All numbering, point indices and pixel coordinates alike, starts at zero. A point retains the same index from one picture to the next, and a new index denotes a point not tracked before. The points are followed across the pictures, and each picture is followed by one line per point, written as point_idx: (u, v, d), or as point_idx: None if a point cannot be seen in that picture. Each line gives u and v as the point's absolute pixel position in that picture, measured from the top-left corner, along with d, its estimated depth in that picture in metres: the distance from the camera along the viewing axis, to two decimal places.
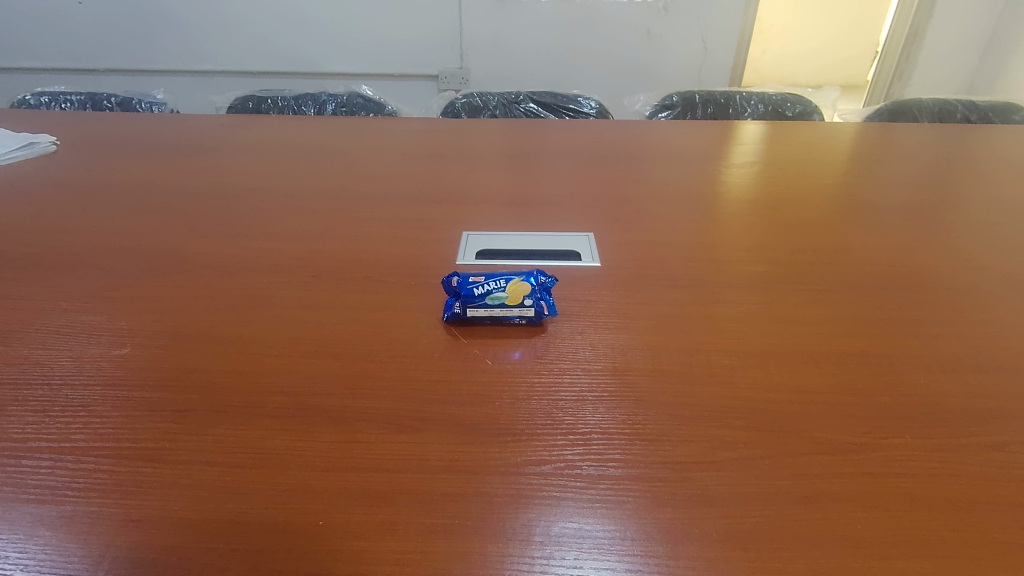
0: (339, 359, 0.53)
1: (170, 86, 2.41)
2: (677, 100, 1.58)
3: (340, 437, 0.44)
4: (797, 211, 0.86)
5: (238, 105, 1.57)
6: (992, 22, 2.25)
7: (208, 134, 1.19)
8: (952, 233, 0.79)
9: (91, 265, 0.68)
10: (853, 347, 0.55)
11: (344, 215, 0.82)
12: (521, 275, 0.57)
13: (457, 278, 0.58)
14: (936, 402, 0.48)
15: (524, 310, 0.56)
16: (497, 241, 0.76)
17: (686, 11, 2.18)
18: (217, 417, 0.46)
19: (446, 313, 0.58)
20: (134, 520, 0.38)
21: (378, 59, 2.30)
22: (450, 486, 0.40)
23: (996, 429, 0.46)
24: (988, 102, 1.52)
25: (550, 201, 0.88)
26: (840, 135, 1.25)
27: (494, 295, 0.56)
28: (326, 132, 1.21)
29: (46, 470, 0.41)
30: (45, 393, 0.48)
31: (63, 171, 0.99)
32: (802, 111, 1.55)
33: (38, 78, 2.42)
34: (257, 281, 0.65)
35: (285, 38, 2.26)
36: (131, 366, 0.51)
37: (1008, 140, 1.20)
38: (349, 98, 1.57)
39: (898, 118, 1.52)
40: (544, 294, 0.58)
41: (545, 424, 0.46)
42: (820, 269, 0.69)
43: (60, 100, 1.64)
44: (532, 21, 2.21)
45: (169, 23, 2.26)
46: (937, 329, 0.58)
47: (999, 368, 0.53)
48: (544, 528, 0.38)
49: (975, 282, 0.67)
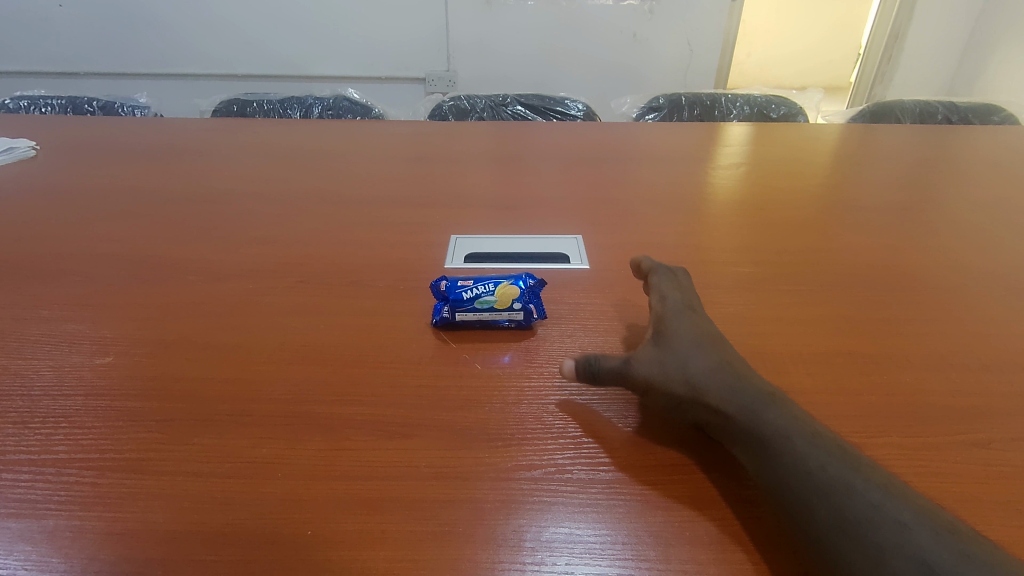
0: (327, 365, 0.52)
1: (153, 89, 2.38)
2: (663, 102, 1.59)
3: (328, 445, 0.44)
4: (783, 212, 0.86)
5: (223, 109, 1.55)
6: (971, 25, 2.29)
7: (192, 138, 1.18)
8: (935, 233, 0.80)
9: (73, 273, 0.67)
10: (841, 348, 0.56)
11: (332, 219, 0.81)
12: (511, 279, 0.57)
13: (445, 282, 0.57)
14: (920, 400, 0.49)
15: (513, 314, 0.56)
16: (485, 245, 0.76)
17: (670, 13, 2.19)
18: (202, 426, 0.45)
19: (435, 318, 0.57)
20: (118, 533, 0.37)
21: (364, 62, 2.29)
22: (440, 492, 0.40)
23: (981, 427, 0.46)
24: (968, 104, 1.55)
25: (539, 204, 0.88)
26: (825, 136, 1.27)
27: (483, 299, 0.56)
28: (313, 136, 1.21)
29: (26, 483, 0.40)
30: (25, 404, 0.47)
31: (44, 176, 0.97)
32: (786, 113, 1.56)
33: (19, 82, 2.39)
34: (243, 287, 0.64)
35: (270, 41, 2.24)
36: (114, 376, 0.51)
37: (989, 141, 1.22)
38: (336, 102, 1.56)
39: (881, 120, 1.54)
40: (534, 298, 0.57)
41: (535, 429, 0.46)
42: (806, 270, 0.70)
43: (39, 104, 1.61)
44: (519, 23, 2.21)
45: (151, 25, 2.23)
46: (922, 328, 0.59)
47: (984, 366, 0.53)
48: (535, 534, 0.37)
49: (957, 280, 0.68)
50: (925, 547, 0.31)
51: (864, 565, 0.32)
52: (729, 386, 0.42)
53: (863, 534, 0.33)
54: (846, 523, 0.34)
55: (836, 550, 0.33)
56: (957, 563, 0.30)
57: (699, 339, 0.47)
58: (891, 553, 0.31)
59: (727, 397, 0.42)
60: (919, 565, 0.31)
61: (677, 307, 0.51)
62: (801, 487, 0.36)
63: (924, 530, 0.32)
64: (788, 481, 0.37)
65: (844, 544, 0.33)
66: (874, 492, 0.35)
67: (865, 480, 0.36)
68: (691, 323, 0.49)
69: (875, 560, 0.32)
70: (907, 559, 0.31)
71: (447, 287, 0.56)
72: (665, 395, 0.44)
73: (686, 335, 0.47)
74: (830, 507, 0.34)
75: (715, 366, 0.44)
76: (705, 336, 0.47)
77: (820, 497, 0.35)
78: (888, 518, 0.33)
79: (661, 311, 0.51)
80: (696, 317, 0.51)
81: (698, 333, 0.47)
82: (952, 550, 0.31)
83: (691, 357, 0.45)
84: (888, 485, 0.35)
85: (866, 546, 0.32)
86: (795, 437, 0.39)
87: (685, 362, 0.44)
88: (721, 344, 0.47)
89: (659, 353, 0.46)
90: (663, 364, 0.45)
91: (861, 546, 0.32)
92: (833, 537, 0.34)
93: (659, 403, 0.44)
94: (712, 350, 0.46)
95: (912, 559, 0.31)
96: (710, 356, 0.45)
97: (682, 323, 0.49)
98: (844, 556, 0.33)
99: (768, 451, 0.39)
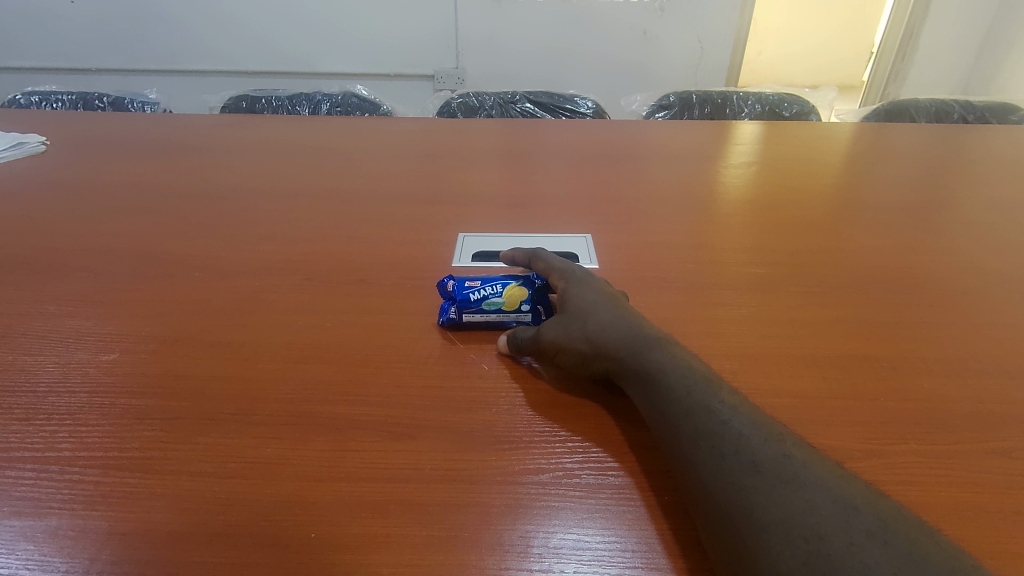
0: (332, 365, 0.52)
1: (164, 86, 2.39)
2: (674, 100, 1.57)
3: (333, 446, 0.43)
4: (794, 211, 0.85)
5: (231, 105, 1.55)
6: (987, 23, 2.26)
7: (201, 134, 1.18)
8: (951, 234, 0.78)
9: (81, 268, 0.67)
10: (855, 352, 0.54)
11: (339, 216, 0.81)
12: (518, 280, 0.56)
13: (452, 282, 0.56)
14: (937, 406, 0.48)
15: (521, 315, 0.56)
16: (492, 244, 0.75)
17: (681, 10, 2.17)
18: (207, 425, 0.45)
19: (441, 318, 0.57)
20: (120, 533, 0.37)
21: (373, 58, 2.28)
22: (446, 496, 0.39)
23: (1001, 435, 0.45)
24: (984, 103, 1.53)
25: (547, 202, 0.88)
26: (837, 135, 1.25)
27: (491, 300, 0.55)
28: (321, 132, 1.20)
29: (30, 482, 0.40)
30: (30, 401, 0.47)
31: (53, 172, 0.97)
32: (799, 111, 1.54)
33: (31, 78, 2.40)
34: (249, 284, 0.64)
35: (280, 37, 2.24)
36: (119, 373, 0.50)
37: (1005, 140, 1.20)
38: (344, 98, 1.56)
39: (894, 119, 1.52)
40: (541, 297, 0.57)
41: (543, 431, 0.45)
42: (818, 271, 0.69)
43: (50, 99, 1.62)
44: (528, 20, 2.19)
45: (162, 21, 2.24)
46: (939, 332, 0.57)
47: (1003, 372, 0.52)
48: (542, 540, 0.37)
49: (973, 283, 0.66)
50: (757, 451, 0.35)
51: (708, 471, 0.36)
52: (620, 339, 0.47)
53: (710, 445, 0.37)
54: (700, 438, 0.38)
55: (689, 461, 0.37)
56: (779, 462, 0.34)
57: (597, 299, 0.51)
58: (729, 458, 0.36)
59: (617, 348, 0.46)
60: (749, 466, 0.35)
61: (578, 273, 0.55)
62: (670, 413, 0.41)
63: (758, 438, 0.36)
64: (662, 409, 0.41)
65: (695, 456, 0.37)
66: (725, 411, 0.39)
67: (721, 403, 0.40)
68: (591, 287, 0.53)
69: (715, 465, 0.36)
70: (741, 462, 0.35)
71: (455, 288, 0.56)
72: (569, 354, 0.48)
73: (585, 298, 0.51)
74: (689, 426, 0.39)
75: (608, 323, 0.48)
76: (603, 297, 0.52)
77: (683, 420, 0.39)
78: (731, 432, 0.37)
79: (565, 280, 0.55)
80: (596, 281, 0.55)
81: (596, 295, 0.52)
82: (777, 452, 0.35)
83: (589, 316, 0.49)
84: (741, 406, 0.40)
85: (711, 454, 0.36)
86: (670, 373, 0.43)
87: (583, 323, 0.49)
88: (618, 301, 0.52)
89: (563, 316, 0.50)
90: (566, 326, 0.49)
91: (707, 455, 0.36)
92: (689, 452, 0.38)
93: (566, 362, 0.49)
94: (610, 307, 0.50)
95: (745, 461, 0.35)
96: (608, 312, 0.50)
97: (583, 288, 0.53)
98: (695, 466, 0.37)
99: (648, 387, 0.43)
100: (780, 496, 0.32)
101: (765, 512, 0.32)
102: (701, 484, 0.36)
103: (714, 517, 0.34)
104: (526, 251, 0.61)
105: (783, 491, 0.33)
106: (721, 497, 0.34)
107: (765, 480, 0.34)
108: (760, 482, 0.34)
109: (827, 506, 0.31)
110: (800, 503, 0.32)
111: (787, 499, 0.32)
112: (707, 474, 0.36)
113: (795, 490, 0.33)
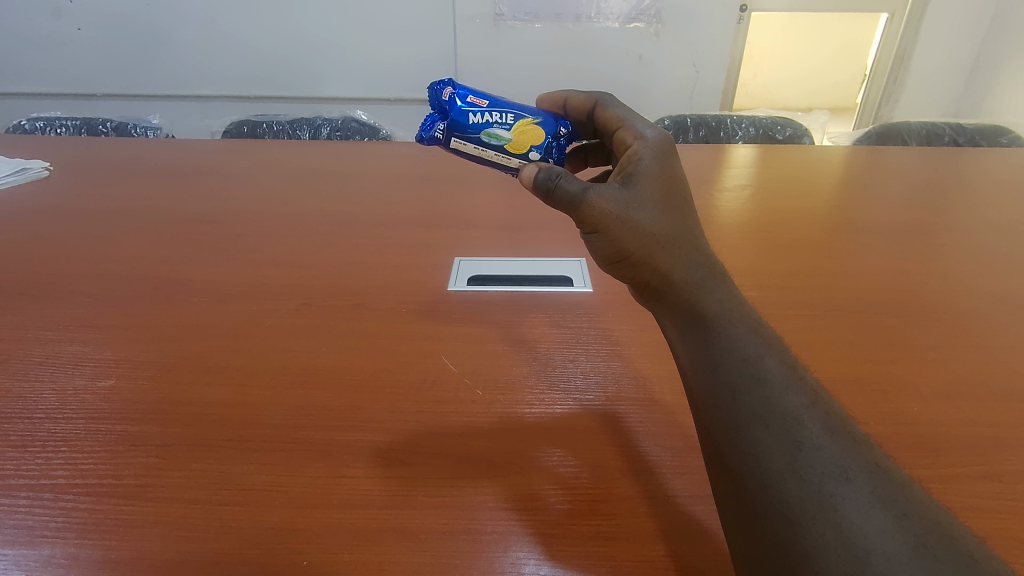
0: (328, 391, 0.52)
1: (167, 111, 2.43)
2: (668, 123, 1.59)
3: (327, 472, 0.43)
4: (787, 233, 0.86)
5: (233, 130, 1.57)
6: (976, 46, 2.30)
7: (202, 158, 1.19)
8: (943, 256, 0.79)
9: (82, 294, 0.68)
10: (848, 376, 0.55)
11: (338, 240, 0.82)
12: (535, 117, 0.58)
13: (451, 93, 0.55)
14: (930, 431, 0.48)
15: (524, 161, 0.58)
16: (487, 268, 0.75)
17: (676, 35, 2.21)
18: (202, 452, 0.45)
19: (426, 132, 0.57)
20: (112, 561, 0.37)
21: (372, 83, 2.32)
22: (439, 522, 0.40)
23: (994, 459, 0.45)
24: (976, 125, 1.54)
25: (543, 225, 0.88)
26: (829, 158, 1.27)
27: (493, 130, 0.56)
28: (322, 155, 1.22)
29: (24, 510, 0.40)
30: (27, 428, 0.47)
31: (56, 196, 0.99)
32: (792, 134, 1.56)
33: (38, 104, 2.45)
34: (247, 309, 0.64)
35: (282, 62, 2.28)
36: (116, 399, 0.51)
37: (998, 163, 1.21)
38: (344, 123, 1.58)
39: (887, 142, 1.54)
40: (555, 144, 0.59)
41: (535, 457, 0.45)
42: (811, 293, 0.69)
43: (54, 125, 1.64)
44: (526, 45, 2.23)
45: (166, 47, 2.28)
46: (932, 355, 0.58)
47: (995, 396, 0.52)
48: (533, 568, 0.37)
49: (965, 305, 0.67)
50: (843, 455, 0.32)
51: (778, 461, 0.33)
52: (678, 257, 0.44)
53: (786, 432, 0.34)
54: (772, 418, 0.35)
55: (754, 441, 0.34)
56: (872, 476, 0.31)
57: (664, 201, 0.46)
58: (809, 454, 0.33)
59: (673, 264, 0.43)
60: (836, 470, 0.32)
61: (653, 155, 0.49)
62: (732, 375, 0.38)
63: (844, 440, 0.33)
64: (722, 362, 0.39)
65: (763, 437, 0.34)
66: (803, 396, 0.36)
67: (797, 382, 0.37)
68: (660, 175, 0.48)
69: (792, 459, 0.33)
70: (824, 463, 0.32)
71: (453, 103, 0.55)
72: (610, 240, 0.45)
73: (651, 190, 0.46)
74: (757, 400, 0.36)
75: (671, 232, 0.45)
76: (670, 199, 0.46)
77: (749, 388, 0.37)
78: (813, 423, 0.34)
79: (635, 161, 0.49)
80: (668, 170, 0.48)
81: (661, 190, 0.46)
82: (868, 462, 0.32)
83: (649, 215, 0.45)
84: (820, 393, 0.37)
85: (787, 442, 0.34)
86: (736, 326, 0.40)
87: (639, 218, 0.44)
88: (682, 204, 0.47)
89: (620, 195, 0.45)
90: (620, 209, 0.45)
91: (782, 442, 0.34)
92: (753, 427, 0.35)
93: (601, 246, 0.46)
94: (672, 217, 0.45)
95: (831, 464, 0.32)
96: (672, 220, 0.45)
97: (652, 174, 0.47)
98: (761, 447, 0.34)
99: (703, 331, 0.41)
100: (878, 518, 0.30)
101: (860, 535, 0.29)
102: (767, 474, 0.33)
103: (781, 514, 0.31)
104: (586, 97, 0.59)
105: (881, 513, 0.30)
106: (795, 496, 0.31)
107: (855, 491, 0.31)
108: (850, 493, 0.31)
109: (941, 546, 0.28)
110: (905, 534, 0.29)
111: (884, 524, 0.29)
112: (781, 464, 0.33)
113: (899, 515, 0.30)
